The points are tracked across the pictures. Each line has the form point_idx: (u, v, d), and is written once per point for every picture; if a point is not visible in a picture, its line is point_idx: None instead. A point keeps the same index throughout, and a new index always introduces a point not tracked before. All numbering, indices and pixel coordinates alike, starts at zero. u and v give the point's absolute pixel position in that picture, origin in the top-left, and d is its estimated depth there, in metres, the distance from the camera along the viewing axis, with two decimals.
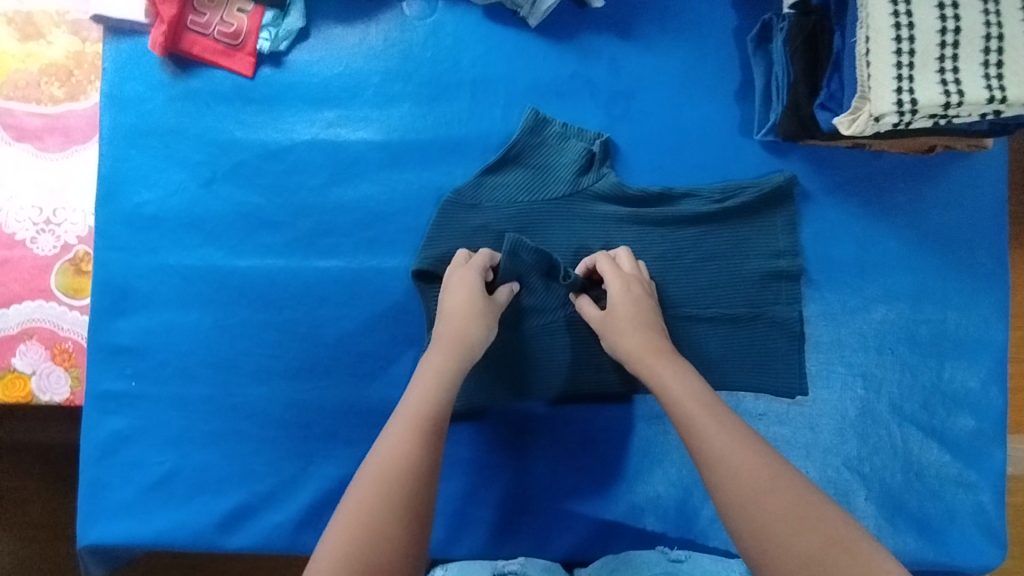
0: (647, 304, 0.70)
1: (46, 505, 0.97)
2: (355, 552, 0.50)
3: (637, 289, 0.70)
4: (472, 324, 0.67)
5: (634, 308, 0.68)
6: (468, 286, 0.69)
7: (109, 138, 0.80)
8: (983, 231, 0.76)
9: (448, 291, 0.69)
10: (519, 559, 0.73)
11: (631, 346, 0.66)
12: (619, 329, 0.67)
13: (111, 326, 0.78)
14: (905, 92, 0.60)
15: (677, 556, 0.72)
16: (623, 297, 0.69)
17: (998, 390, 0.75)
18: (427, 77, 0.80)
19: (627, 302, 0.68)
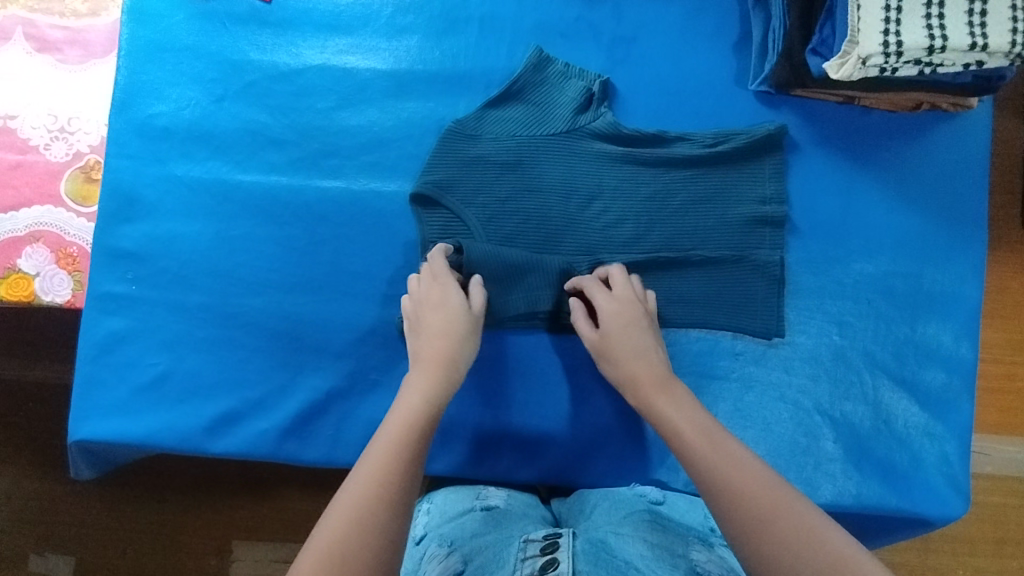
0: (648, 328, 0.70)
1: (37, 440, 1.03)
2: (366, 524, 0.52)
3: (636, 310, 0.71)
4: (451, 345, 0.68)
5: (634, 330, 0.69)
6: (444, 306, 0.70)
7: (127, 50, 0.83)
8: (962, 193, 0.79)
9: (420, 314, 0.71)
10: (502, 495, 0.76)
11: (631, 371, 0.67)
12: (617, 354, 0.69)
13: (116, 231, 0.81)
14: (892, 34, 0.62)
15: (655, 497, 0.74)
16: (621, 320, 0.70)
17: (969, 345, 0.77)
18: (437, 12, 0.83)
19: (626, 324, 0.70)
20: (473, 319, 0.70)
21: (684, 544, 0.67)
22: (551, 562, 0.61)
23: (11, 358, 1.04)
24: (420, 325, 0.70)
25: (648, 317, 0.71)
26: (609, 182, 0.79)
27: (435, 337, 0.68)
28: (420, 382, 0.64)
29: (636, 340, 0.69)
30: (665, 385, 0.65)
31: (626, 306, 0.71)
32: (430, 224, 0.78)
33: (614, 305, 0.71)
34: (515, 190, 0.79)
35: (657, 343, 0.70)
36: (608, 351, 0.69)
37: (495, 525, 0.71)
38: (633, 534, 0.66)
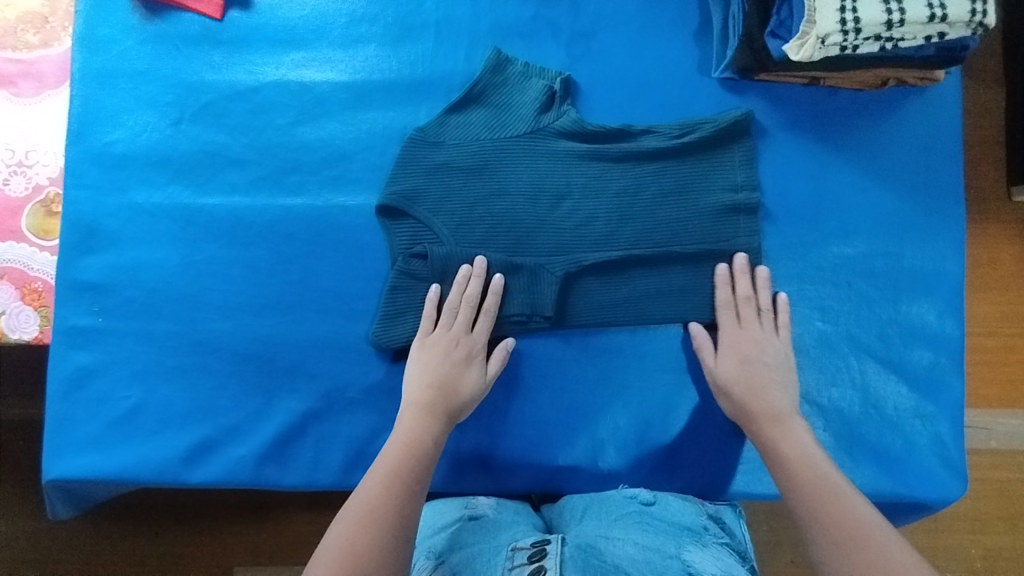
0: (777, 372, 0.71)
1: (16, 480, 1.01)
2: (359, 543, 0.57)
3: (768, 352, 0.72)
4: (453, 387, 0.70)
5: (759, 373, 0.70)
6: (452, 350, 0.72)
7: (80, 79, 0.82)
8: (936, 167, 0.77)
9: (430, 339, 0.73)
10: (490, 502, 0.74)
11: (743, 407, 0.69)
12: (759, 383, 0.70)
13: (80, 263, 0.79)
14: (848, 11, 0.61)
15: (646, 498, 0.72)
16: (756, 361, 0.71)
17: (954, 321, 0.76)
18: (392, 19, 0.81)
19: (750, 365, 0.71)
20: (482, 386, 0.72)
21: (676, 543, 0.65)
22: (539, 570, 0.61)
23: None
24: (426, 351, 0.72)
25: (779, 357, 0.72)
26: (577, 180, 0.77)
27: (432, 389, 0.70)
28: (415, 432, 0.67)
29: (757, 380, 0.70)
30: (780, 424, 0.67)
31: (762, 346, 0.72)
32: (398, 235, 0.77)
33: (737, 344, 0.72)
34: (482, 195, 0.77)
35: (786, 383, 0.70)
36: (725, 385, 0.71)
37: (484, 534, 0.69)
38: (623, 538, 0.65)
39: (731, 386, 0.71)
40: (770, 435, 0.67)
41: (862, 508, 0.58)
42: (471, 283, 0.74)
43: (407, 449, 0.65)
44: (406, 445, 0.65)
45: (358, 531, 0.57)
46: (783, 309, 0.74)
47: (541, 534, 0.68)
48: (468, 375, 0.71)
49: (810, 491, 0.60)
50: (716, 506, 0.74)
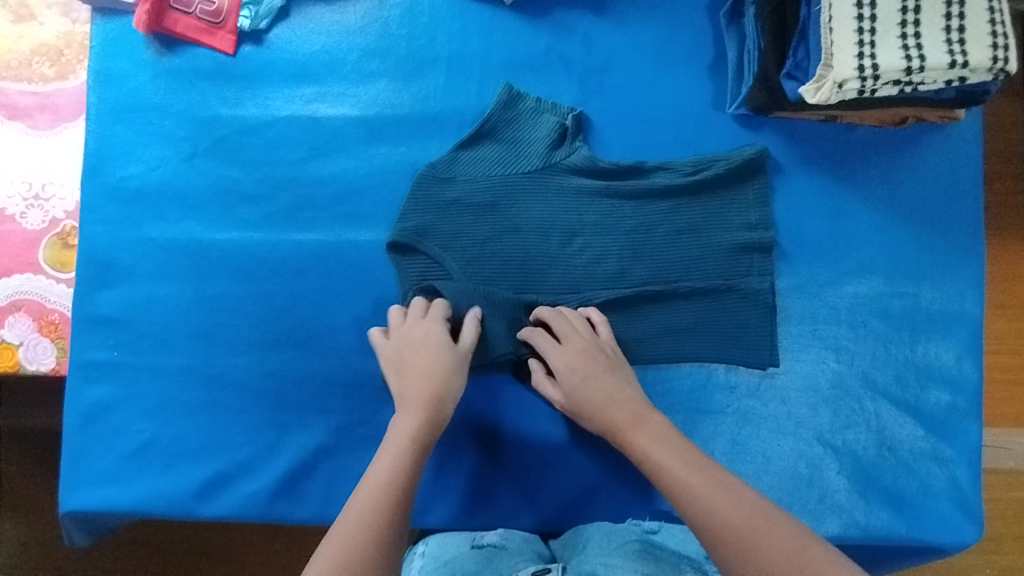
0: (610, 373, 0.69)
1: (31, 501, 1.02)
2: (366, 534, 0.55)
3: (597, 352, 0.70)
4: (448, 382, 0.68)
5: (593, 383, 0.68)
6: (432, 347, 0.69)
7: (95, 114, 0.82)
8: (956, 205, 0.76)
9: (405, 351, 0.70)
10: (498, 531, 0.73)
11: (606, 421, 0.66)
12: (591, 399, 0.68)
13: (95, 297, 0.80)
14: (867, 57, 0.60)
15: (650, 527, 0.72)
16: (580, 372, 0.69)
17: (972, 363, 0.75)
18: (404, 53, 0.81)
19: (587, 378, 0.68)
20: (453, 362, 0.69)
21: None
22: None
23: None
24: (405, 364, 0.69)
25: (605, 360, 0.70)
26: (589, 217, 0.77)
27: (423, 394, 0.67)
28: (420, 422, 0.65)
29: (599, 391, 0.67)
30: (641, 425, 0.64)
31: (585, 355, 0.70)
32: (409, 273, 0.76)
33: (570, 357, 0.70)
34: (494, 231, 0.77)
35: (623, 381, 0.68)
36: (576, 407, 0.69)
37: (485, 563, 0.67)
38: (624, 566, 0.64)
39: (589, 408, 0.67)
40: (638, 440, 0.63)
41: (751, 498, 0.56)
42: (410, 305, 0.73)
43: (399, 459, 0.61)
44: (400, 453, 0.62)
45: (352, 551, 0.54)
46: (601, 327, 0.73)
47: (543, 566, 0.67)
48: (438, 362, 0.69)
49: (694, 494, 0.56)
50: None
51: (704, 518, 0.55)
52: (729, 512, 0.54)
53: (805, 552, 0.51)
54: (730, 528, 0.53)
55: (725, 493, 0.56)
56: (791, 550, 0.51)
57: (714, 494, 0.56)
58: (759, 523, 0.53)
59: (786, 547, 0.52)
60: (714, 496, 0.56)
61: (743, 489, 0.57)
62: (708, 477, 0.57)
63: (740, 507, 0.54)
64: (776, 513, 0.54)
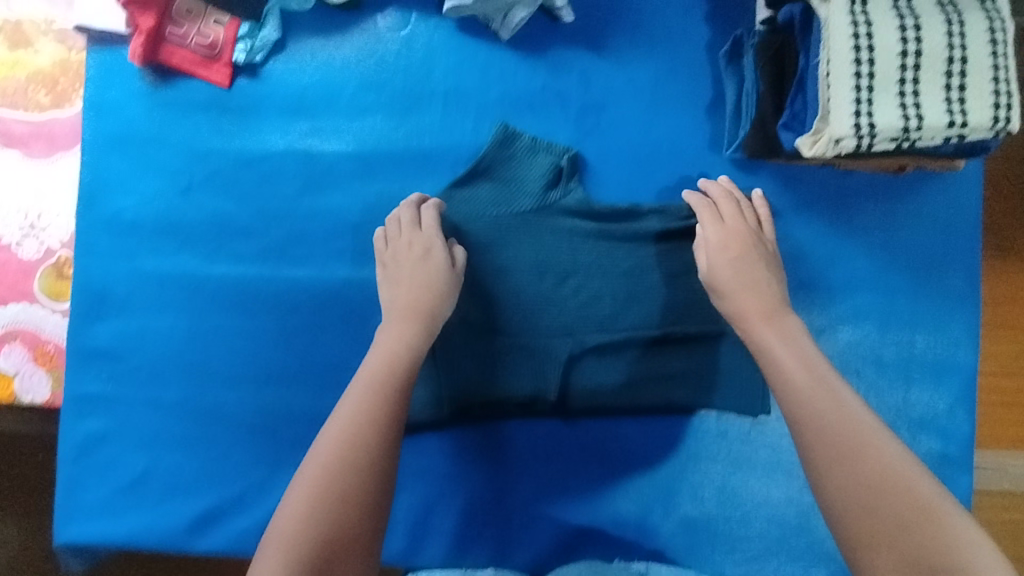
0: (760, 261, 0.69)
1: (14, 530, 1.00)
2: (350, 440, 0.58)
3: (756, 242, 0.71)
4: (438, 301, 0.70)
5: (744, 276, 0.68)
6: (421, 261, 0.72)
7: (90, 145, 0.82)
8: (954, 252, 0.75)
9: (396, 259, 0.73)
10: (490, 571, 0.74)
11: (736, 306, 0.67)
12: (725, 280, 0.69)
13: (90, 329, 0.80)
14: (864, 116, 0.59)
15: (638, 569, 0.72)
16: (732, 248, 0.70)
17: (965, 413, 0.74)
18: (400, 88, 0.80)
19: (736, 255, 0.70)
20: (448, 278, 0.71)
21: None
22: None
23: None
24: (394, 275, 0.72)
25: (761, 252, 0.70)
26: (583, 259, 0.76)
27: (416, 288, 0.70)
28: (393, 338, 0.66)
29: (746, 275, 0.68)
30: (777, 319, 0.66)
31: (732, 235, 0.71)
32: None
33: (724, 237, 0.70)
34: (486, 271, 0.77)
35: (768, 270, 0.69)
36: (715, 284, 0.70)
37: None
38: None
39: (728, 289, 0.68)
40: (765, 336, 0.65)
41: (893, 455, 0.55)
42: (379, 233, 0.76)
43: (383, 381, 0.62)
44: (386, 371, 0.63)
45: (338, 470, 0.56)
46: (765, 222, 0.73)
47: None
48: (436, 260, 0.72)
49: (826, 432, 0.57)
50: None
51: (815, 431, 0.57)
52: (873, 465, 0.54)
53: (909, 474, 0.54)
54: (838, 451, 0.56)
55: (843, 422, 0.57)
56: (893, 473, 0.54)
57: (831, 411, 0.58)
58: (861, 446, 0.55)
59: (914, 507, 0.52)
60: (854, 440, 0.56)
61: (860, 409, 0.58)
62: (823, 398, 0.58)
63: (853, 429, 0.56)
64: (885, 436, 0.56)
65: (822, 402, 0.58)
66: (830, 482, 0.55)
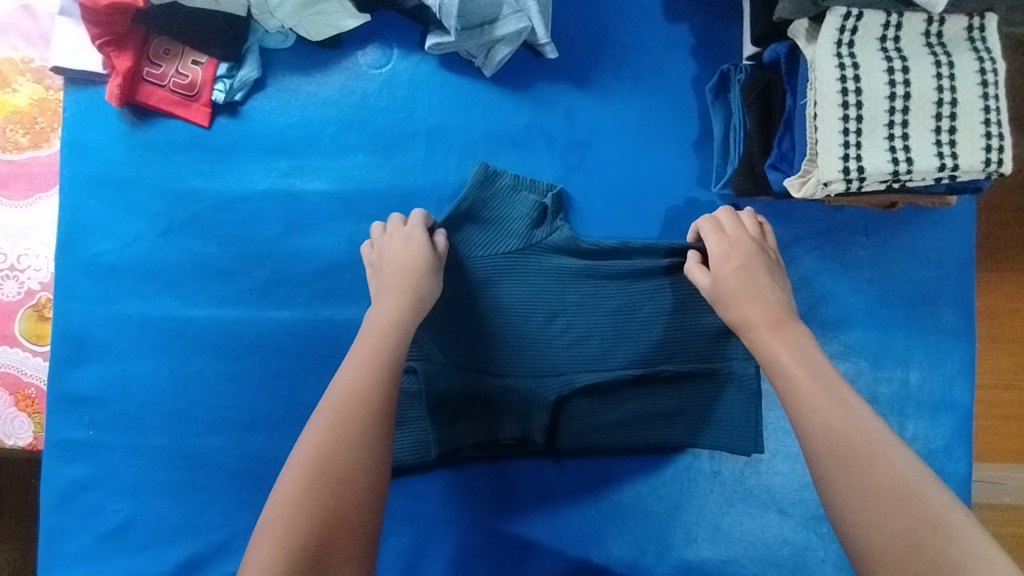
0: (765, 270, 0.65)
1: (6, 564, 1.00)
2: (347, 425, 0.55)
3: (761, 257, 0.66)
4: (423, 281, 0.67)
5: (749, 283, 0.63)
6: (408, 245, 0.69)
7: (68, 187, 0.81)
8: (948, 287, 0.74)
9: (382, 256, 0.70)
10: None
11: (740, 316, 0.62)
12: (730, 290, 0.64)
13: (71, 374, 0.79)
14: (853, 159, 0.58)
15: None
16: (735, 258, 0.65)
17: (962, 450, 0.73)
18: (382, 126, 0.79)
19: (741, 267, 0.65)
20: (433, 261, 0.69)
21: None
22: None
23: None
24: (381, 268, 0.70)
25: (764, 261, 0.66)
26: (572, 298, 0.75)
27: (401, 272, 0.67)
28: (385, 319, 0.64)
29: (749, 284, 0.63)
30: (783, 328, 0.59)
31: (734, 244, 0.67)
32: None
33: (728, 247, 0.67)
34: (473, 313, 0.74)
35: (774, 280, 0.64)
36: (720, 294, 0.64)
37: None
38: None
39: (730, 297, 0.63)
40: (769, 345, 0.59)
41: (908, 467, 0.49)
42: (375, 226, 0.74)
43: (372, 365, 0.59)
44: (377, 349, 0.61)
45: (325, 453, 0.53)
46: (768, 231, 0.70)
47: None
48: (416, 241, 0.69)
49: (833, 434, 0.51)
50: None
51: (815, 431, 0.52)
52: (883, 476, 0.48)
53: (922, 487, 0.47)
54: (848, 453, 0.50)
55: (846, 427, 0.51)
56: (906, 481, 0.48)
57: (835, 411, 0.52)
58: (866, 449, 0.50)
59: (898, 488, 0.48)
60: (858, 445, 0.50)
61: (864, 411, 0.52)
62: (823, 401, 0.53)
63: (860, 437, 0.50)
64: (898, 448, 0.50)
65: (820, 406, 0.53)
66: (839, 493, 0.49)
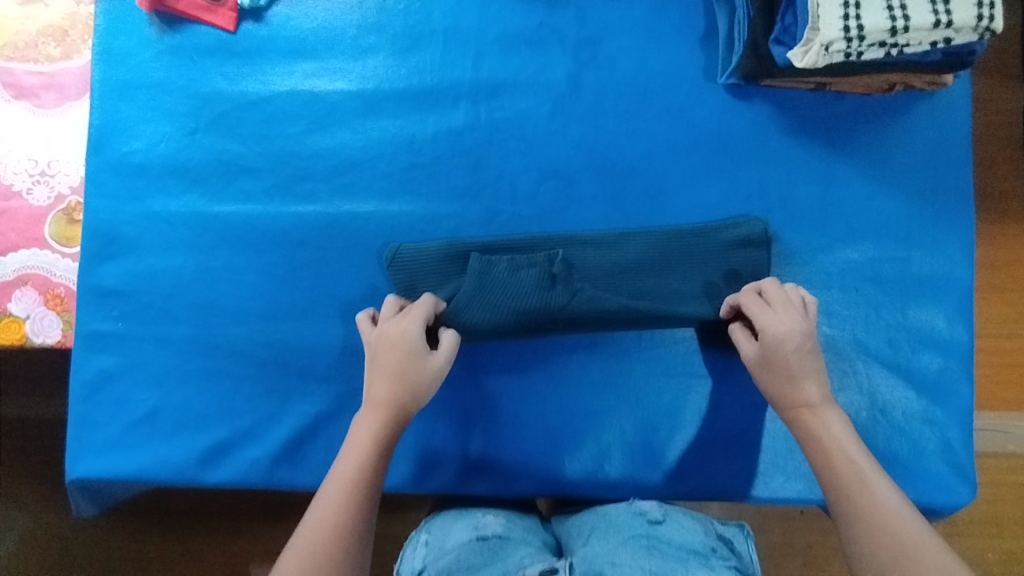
0: (815, 355, 0.65)
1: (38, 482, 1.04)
2: (340, 516, 0.60)
3: (812, 339, 0.66)
4: (421, 382, 0.68)
5: (809, 381, 0.64)
6: (403, 344, 0.69)
7: (99, 91, 0.84)
8: (945, 171, 0.77)
9: (379, 349, 0.70)
10: (501, 521, 0.74)
11: (783, 398, 0.65)
12: (778, 380, 0.65)
13: (100, 269, 0.82)
14: (852, 19, 0.61)
15: (655, 517, 0.71)
16: (792, 344, 0.65)
17: (963, 327, 0.76)
18: (401, 28, 0.83)
19: (793, 354, 0.65)
20: (429, 368, 0.69)
21: (683, 566, 0.63)
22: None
23: (9, 398, 1.05)
24: (376, 360, 0.70)
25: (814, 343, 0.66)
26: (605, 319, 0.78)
27: (396, 381, 0.68)
28: (367, 427, 0.66)
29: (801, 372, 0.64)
30: (818, 412, 0.64)
31: (794, 329, 0.65)
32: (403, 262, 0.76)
33: (787, 330, 0.65)
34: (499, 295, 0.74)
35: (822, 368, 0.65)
36: (766, 370, 0.66)
37: (490, 555, 0.67)
38: (630, 564, 0.63)
39: (769, 381, 0.66)
40: (803, 427, 0.64)
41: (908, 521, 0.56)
42: (386, 303, 0.74)
43: (364, 458, 0.64)
44: (369, 450, 0.65)
45: (322, 541, 0.59)
46: (812, 305, 0.69)
47: (546, 559, 0.67)
48: (415, 349, 0.69)
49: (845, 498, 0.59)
50: (725, 528, 0.73)
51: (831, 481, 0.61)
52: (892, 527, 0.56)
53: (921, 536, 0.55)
54: (871, 530, 0.56)
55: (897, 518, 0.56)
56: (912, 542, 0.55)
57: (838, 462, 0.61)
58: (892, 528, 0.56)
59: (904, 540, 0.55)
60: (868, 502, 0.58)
61: (877, 482, 0.59)
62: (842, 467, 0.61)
63: (908, 529, 0.56)
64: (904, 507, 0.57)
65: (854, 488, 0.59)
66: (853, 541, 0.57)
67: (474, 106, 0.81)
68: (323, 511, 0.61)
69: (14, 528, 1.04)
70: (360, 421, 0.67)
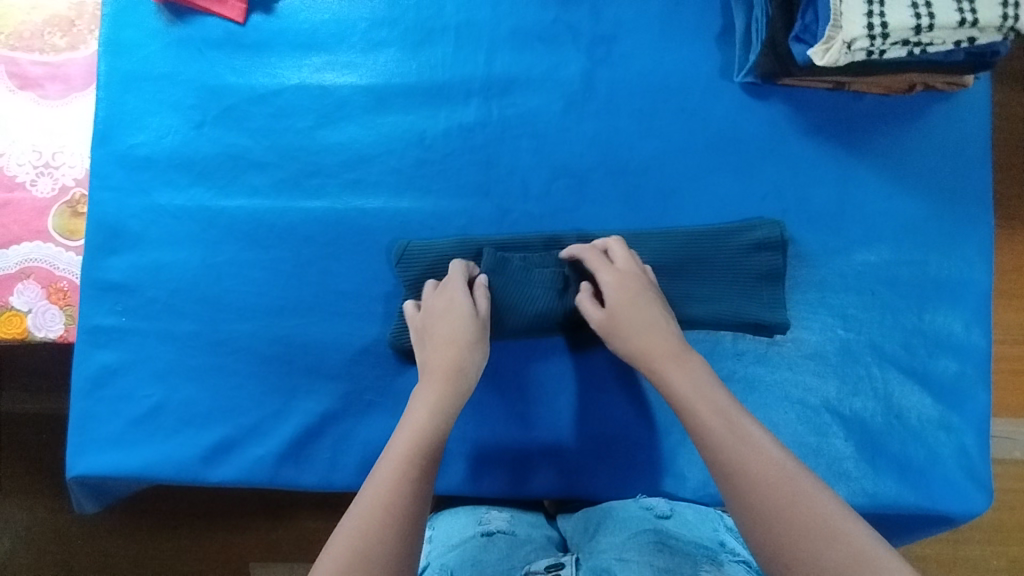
0: (655, 303, 0.67)
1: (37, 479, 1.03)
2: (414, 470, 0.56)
3: (643, 290, 0.68)
4: (471, 349, 0.66)
5: (648, 331, 0.65)
6: (452, 312, 0.68)
7: (105, 82, 0.83)
8: (962, 174, 0.76)
9: (428, 324, 0.69)
10: (505, 516, 0.73)
11: (642, 347, 0.64)
12: (626, 330, 0.66)
13: (104, 262, 0.80)
14: (876, 16, 0.60)
15: (662, 512, 0.70)
16: (628, 295, 0.68)
17: (980, 332, 0.74)
18: (412, 22, 0.82)
19: (626, 302, 0.67)
20: (477, 330, 0.67)
21: (693, 564, 0.62)
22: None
23: (9, 394, 1.04)
24: (427, 335, 0.68)
25: (654, 297, 0.68)
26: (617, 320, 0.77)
27: (448, 346, 0.66)
28: (429, 393, 0.62)
29: (638, 322, 0.66)
30: (681, 362, 0.63)
31: (625, 281, 0.69)
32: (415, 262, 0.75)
33: (618, 281, 0.68)
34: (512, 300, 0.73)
35: (667, 318, 0.67)
36: (615, 327, 0.67)
37: (497, 552, 0.67)
38: (640, 562, 0.62)
39: (631, 330, 0.66)
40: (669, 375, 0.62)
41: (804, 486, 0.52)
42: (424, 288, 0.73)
43: (433, 418, 0.60)
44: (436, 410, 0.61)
45: (393, 492, 0.54)
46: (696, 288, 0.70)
47: (554, 557, 0.67)
48: (462, 310, 0.68)
49: (739, 458, 0.54)
50: (733, 520, 0.73)
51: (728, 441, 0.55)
52: (791, 490, 0.51)
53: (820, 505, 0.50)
54: (757, 490, 0.52)
55: (783, 474, 0.52)
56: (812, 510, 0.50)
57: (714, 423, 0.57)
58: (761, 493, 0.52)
59: (797, 507, 0.50)
60: (752, 460, 0.54)
61: (758, 438, 0.55)
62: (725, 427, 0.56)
63: (799, 493, 0.51)
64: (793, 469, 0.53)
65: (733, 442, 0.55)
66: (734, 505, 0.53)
67: (486, 102, 0.80)
68: (389, 466, 0.56)
69: (12, 525, 1.02)
70: (426, 388, 0.63)
